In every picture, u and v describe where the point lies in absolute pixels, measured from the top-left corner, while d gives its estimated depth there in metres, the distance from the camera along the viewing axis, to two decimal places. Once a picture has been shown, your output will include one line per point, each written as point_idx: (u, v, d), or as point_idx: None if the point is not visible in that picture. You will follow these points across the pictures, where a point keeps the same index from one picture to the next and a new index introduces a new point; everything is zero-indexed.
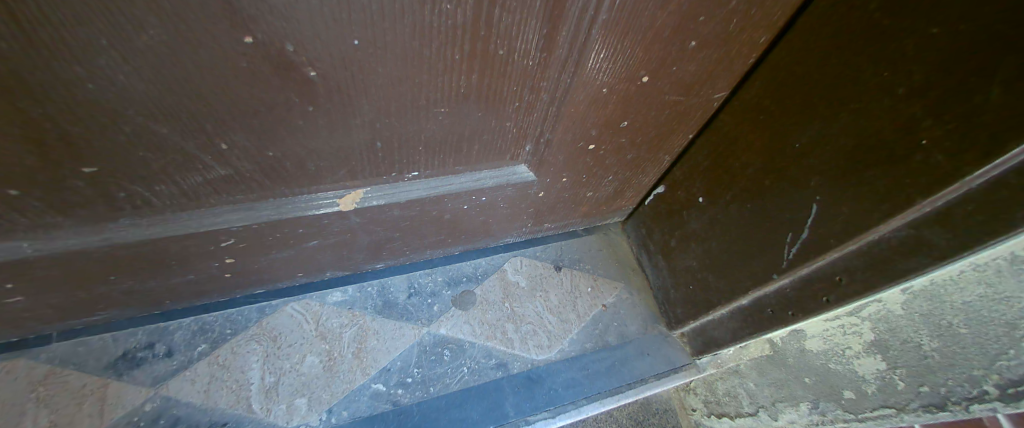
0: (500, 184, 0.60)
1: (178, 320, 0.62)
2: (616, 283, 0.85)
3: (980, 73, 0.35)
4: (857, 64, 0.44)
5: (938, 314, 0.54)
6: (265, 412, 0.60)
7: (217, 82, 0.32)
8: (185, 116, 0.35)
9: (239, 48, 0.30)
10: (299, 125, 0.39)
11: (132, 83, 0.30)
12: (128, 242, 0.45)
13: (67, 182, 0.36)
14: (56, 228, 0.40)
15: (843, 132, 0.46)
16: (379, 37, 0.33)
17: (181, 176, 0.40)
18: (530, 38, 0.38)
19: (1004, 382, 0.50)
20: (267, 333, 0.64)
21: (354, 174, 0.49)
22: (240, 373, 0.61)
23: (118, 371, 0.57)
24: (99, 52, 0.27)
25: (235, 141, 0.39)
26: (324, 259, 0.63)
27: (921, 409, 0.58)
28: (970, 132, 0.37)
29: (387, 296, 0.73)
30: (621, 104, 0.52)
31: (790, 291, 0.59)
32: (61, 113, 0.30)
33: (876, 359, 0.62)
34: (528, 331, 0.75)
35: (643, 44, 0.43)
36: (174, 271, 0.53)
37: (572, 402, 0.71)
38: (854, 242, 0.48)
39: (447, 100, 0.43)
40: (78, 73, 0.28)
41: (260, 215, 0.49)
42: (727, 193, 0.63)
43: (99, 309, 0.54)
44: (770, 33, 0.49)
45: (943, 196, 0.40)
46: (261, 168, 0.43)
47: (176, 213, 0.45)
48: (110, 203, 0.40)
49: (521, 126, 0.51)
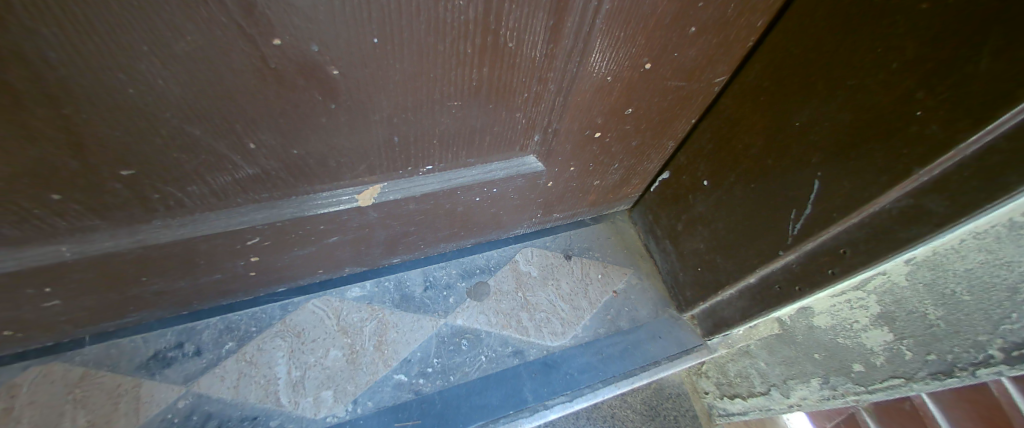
0: (510, 175, 0.62)
1: (204, 320, 0.64)
2: (625, 269, 0.86)
3: (969, 43, 0.37)
4: (853, 41, 0.45)
5: (941, 283, 0.55)
6: (293, 405, 0.62)
7: (246, 84, 0.35)
8: (217, 118, 0.37)
9: (268, 50, 0.32)
10: (322, 122, 0.41)
11: (168, 86, 0.32)
12: (159, 242, 0.47)
13: (106, 186, 0.39)
14: (93, 231, 0.43)
15: (841, 109, 0.48)
16: (395, 34, 0.35)
17: (211, 176, 0.43)
18: (537, 30, 0.40)
19: (1009, 345, 0.51)
20: (291, 329, 0.67)
21: (373, 169, 0.51)
22: (267, 369, 0.63)
23: (149, 371, 0.60)
24: (141, 57, 0.29)
25: (262, 140, 0.41)
26: (342, 255, 0.65)
27: (930, 377, 0.59)
28: (962, 101, 0.38)
29: (403, 289, 0.75)
30: (625, 92, 0.54)
31: (795, 267, 0.60)
32: (102, 117, 0.32)
33: (883, 330, 0.63)
34: (542, 319, 0.77)
35: (645, 32, 0.45)
36: (202, 271, 0.55)
37: (588, 386, 0.73)
38: (857, 214, 0.50)
39: (460, 94, 0.45)
40: (119, 77, 0.30)
41: (283, 213, 0.51)
42: (730, 175, 0.65)
43: (130, 311, 0.57)
44: (766, 17, 0.50)
45: (938, 165, 0.41)
46: (286, 166, 0.45)
47: (204, 213, 0.47)
48: (144, 204, 0.43)
49: (531, 117, 0.53)
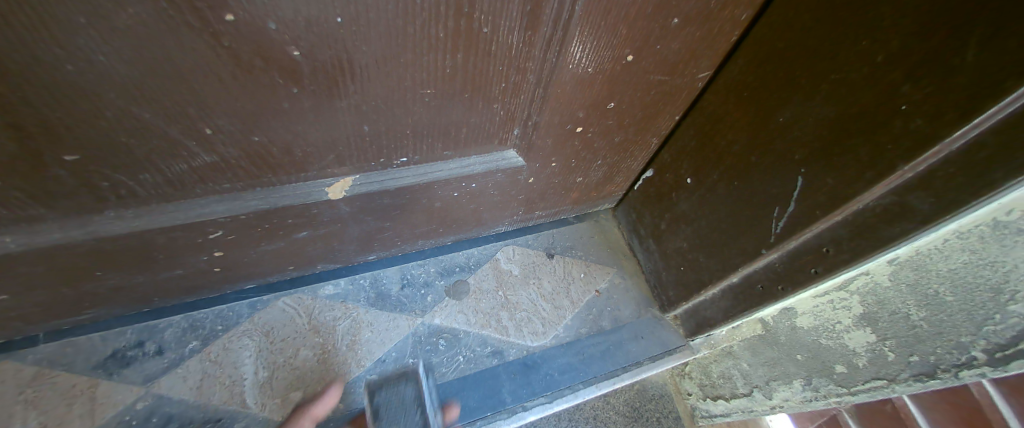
0: (489, 169, 0.60)
1: (168, 318, 0.61)
2: (609, 268, 0.85)
3: (954, 35, 0.36)
4: (839, 35, 0.44)
5: (924, 283, 0.54)
6: (260, 407, 0.60)
7: (198, 63, 0.32)
8: (169, 99, 0.34)
9: (220, 26, 0.30)
10: (284, 108, 0.39)
11: (111, 64, 0.30)
12: (114, 235, 0.44)
13: (49, 172, 0.36)
14: (38, 221, 0.40)
15: (826, 104, 0.47)
16: (360, 14, 0.33)
17: (166, 164, 0.40)
18: (514, 15, 0.38)
19: (992, 347, 0.50)
20: (259, 328, 0.64)
21: (342, 160, 0.49)
22: (233, 368, 0.61)
23: (107, 371, 0.57)
24: (78, 31, 0.27)
25: (219, 126, 0.38)
26: (314, 251, 0.63)
27: (912, 379, 0.59)
28: (947, 95, 0.37)
29: (379, 287, 0.72)
30: (608, 84, 0.52)
31: (778, 266, 0.59)
32: (40, 97, 0.30)
33: (866, 332, 0.63)
34: (522, 318, 0.76)
35: (627, 21, 0.43)
36: (162, 266, 0.52)
37: (569, 387, 0.72)
38: (840, 212, 0.49)
39: (433, 82, 0.43)
40: (54, 53, 0.27)
41: (247, 206, 0.49)
42: (714, 172, 0.64)
43: (86, 308, 0.54)
44: (751, 10, 0.49)
45: (924, 160, 0.40)
46: (247, 155, 0.43)
47: (162, 204, 0.44)
48: (93, 193, 0.40)
49: (509, 109, 0.51)
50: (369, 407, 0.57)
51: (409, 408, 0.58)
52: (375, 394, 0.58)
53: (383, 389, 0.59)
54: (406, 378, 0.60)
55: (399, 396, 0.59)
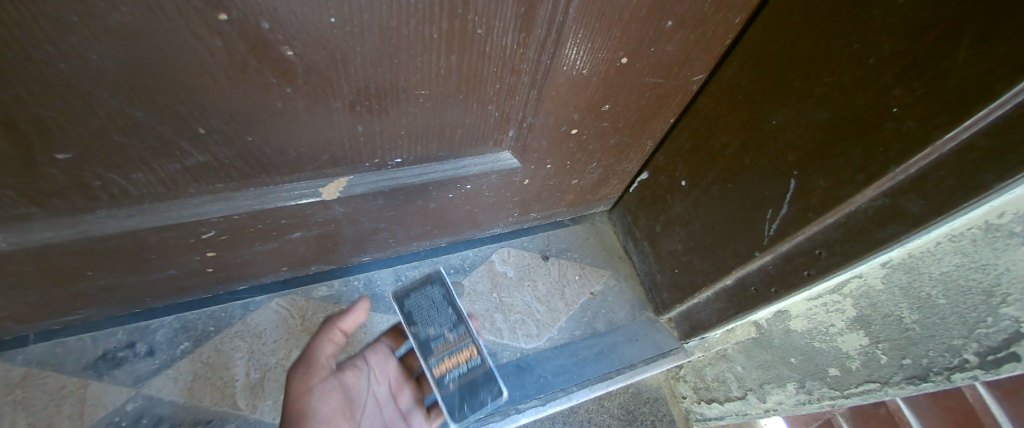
0: (484, 171, 0.60)
1: (160, 318, 0.61)
2: (603, 271, 0.85)
3: (944, 38, 0.36)
4: (832, 38, 0.45)
5: (916, 286, 0.55)
6: (251, 408, 0.61)
7: (192, 62, 0.32)
8: (162, 98, 0.34)
9: (215, 25, 0.30)
10: (278, 108, 0.39)
11: (104, 62, 0.29)
12: (105, 234, 0.44)
13: (40, 171, 0.36)
14: (29, 220, 0.40)
15: (818, 107, 0.47)
16: (354, 14, 0.33)
17: (158, 163, 0.40)
18: (508, 17, 0.38)
19: (984, 350, 0.50)
20: (252, 329, 0.64)
21: (336, 160, 0.49)
22: (225, 370, 0.61)
23: (98, 372, 0.56)
24: (70, 29, 0.26)
25: (212, 125, 0.38)
26: (307, 251, 0.62)
27: (905, 382, 0.59)
28: (938, 97, 0.38)
29: (373, 289, 0.72)
30: (602, 87, 0.52)
31: (771, 268, 0.60)
32: (32, 96, 0.29)
33: (859, 335, 0.63)
34: (516, 320, 0.76)
35: (621, 24, 0.44)
36: (154, 266, 0.52)
37: (563, 389, 0.72)
38: (831, 215, 0.49)
39: (428, 82, 0.43)
40: (47, 52, 0.27)
41: (241, 206, 0.49)
42: (707, 175, 0.64)
43: (77, 308, 0.53)
44: (745, 13, 0.50)
45: (916, 163, 0.41)
46: (241, 155, 0.43)
47: (154, 204, 0.44)
48: (85, 192, 0.39)
49: (504, 110, 0.51)
50: (400, 312, 0.59)
51: (440, 308, 0.60)
52: (405, 299, 0.59)
53: (410, 294, 0.60)
54: (431, 280, 0.61)
55: (427, 298, 0.60)
